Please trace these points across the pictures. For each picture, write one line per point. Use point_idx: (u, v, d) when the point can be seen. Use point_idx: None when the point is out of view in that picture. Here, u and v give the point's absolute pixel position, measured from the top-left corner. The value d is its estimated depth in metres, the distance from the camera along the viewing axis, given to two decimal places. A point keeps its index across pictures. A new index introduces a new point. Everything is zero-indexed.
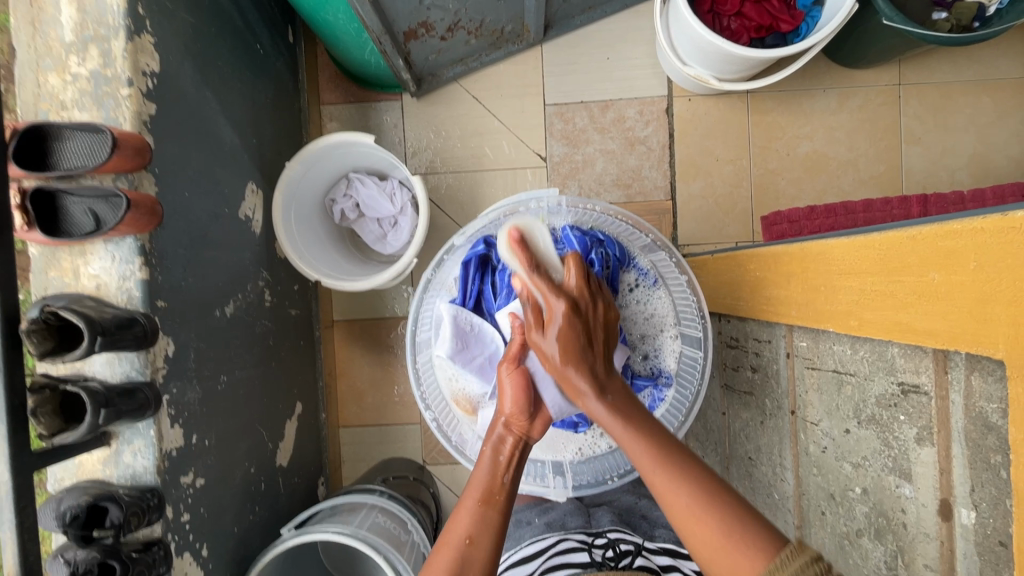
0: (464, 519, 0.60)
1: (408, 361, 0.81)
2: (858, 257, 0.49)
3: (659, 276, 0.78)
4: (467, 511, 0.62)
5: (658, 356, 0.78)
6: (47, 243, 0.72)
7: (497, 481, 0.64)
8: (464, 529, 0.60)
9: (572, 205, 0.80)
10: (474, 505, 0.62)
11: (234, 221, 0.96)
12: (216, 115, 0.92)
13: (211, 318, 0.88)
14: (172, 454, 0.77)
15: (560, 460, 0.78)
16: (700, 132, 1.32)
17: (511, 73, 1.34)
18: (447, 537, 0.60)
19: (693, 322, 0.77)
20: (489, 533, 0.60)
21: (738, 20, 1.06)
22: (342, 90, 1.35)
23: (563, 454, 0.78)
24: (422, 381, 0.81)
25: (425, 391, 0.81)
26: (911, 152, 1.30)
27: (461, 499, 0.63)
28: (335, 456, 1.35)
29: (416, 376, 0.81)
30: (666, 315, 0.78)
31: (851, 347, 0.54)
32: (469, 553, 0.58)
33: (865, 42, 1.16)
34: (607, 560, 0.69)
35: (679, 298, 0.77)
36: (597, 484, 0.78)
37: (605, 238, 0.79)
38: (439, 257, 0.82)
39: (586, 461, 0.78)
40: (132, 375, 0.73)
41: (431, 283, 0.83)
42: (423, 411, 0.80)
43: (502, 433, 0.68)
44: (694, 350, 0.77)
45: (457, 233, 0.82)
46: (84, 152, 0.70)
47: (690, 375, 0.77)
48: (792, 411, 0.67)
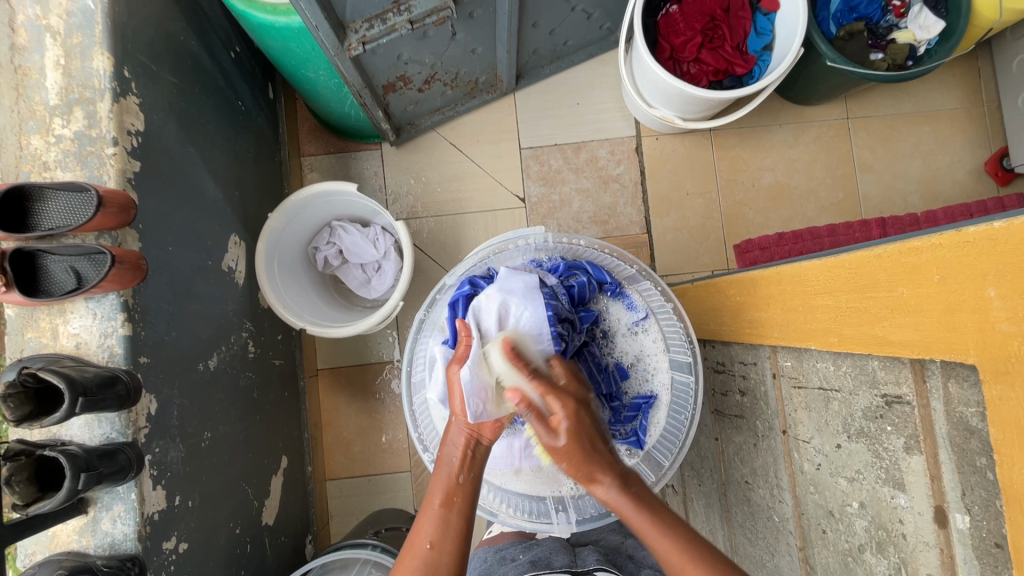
0: (425, 527, 0.60)
1: (404, 405, 0.80)
2: (831, 276, 0.52)
3: (646, 305, 0.81)
4: (429, 517, 0.61)
5: (650, 380, 0.79)
6: (25, 304, 0.70)
7: (456, 485, 0.64)
8: (426, 536, 0.60)
9: (557, 240, 0.83)
10: (435, 510, 0.62)
11: (217, 273, 0.96)
12: (199, 170, 0.93)
13: (195, 373, 0.86)
14: (154, 517, 0.73)
15: (560, 496, 0.77)
16: (669, 168, 1.39)
17: (486, 120, 1.40)
18: (410, 545, 0.60)
19: (682, 346, 0.78)
20: (450, 537, 0.60)
21: (696, 65, 1.14)
22: (323, 142, 1.38)
23: (563, 489, 0.77)
24: (418, 423, 0.81)
25: (422, 433, 0.80)
26: (865, 178, 1.39)
27: (423, 504, 0.63)
28: (324, 511, 1.30)
29: (413, 419, 0.80)
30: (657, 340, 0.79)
31: (834, 363, 0.56)
32: (434, 558, 0.58)
33: (812, 82, 1.26)
34: None
35: (667, 321, 0.80)
36: (599, 517, 0.76)
37: (592, 268, 0.82)
38: (432, 296, 0.84)
39: (586, 496, 0.76)
40: (112, 437, 0.70)
41: (423, 323, 0.84)
42: (421, 453, 0.79)
43: (454, 436, 0.68)
44: (684, 375, 0.78)
45: (449, 273, 0.85)
46: (66, 212, 0.70)
47: (683, 399, 0.78)
48: (784, 431, 0.68)
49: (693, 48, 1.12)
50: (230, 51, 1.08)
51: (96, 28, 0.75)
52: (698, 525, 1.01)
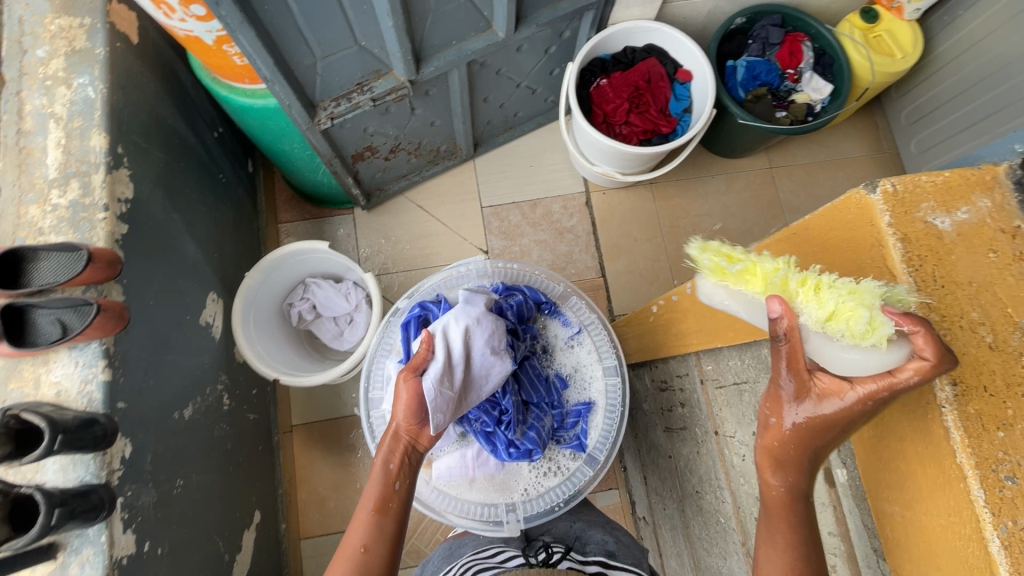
0: (359, 531, 0.67)
1: (363, 421, 0.86)
2: None
3: (579, 320, 0.91)
4: (363, 521, 0.68)
5: (586, 387, 0.87)
6: (12, 355, 0.75)
7: (389, 490, 0.70)
8: (359, 539, 0.67)
9: (496, 267, 0.95)
10: (368, 516, 0.68)
11: (194, 327, 1.02)
12: (181, 233, 1.02)
13: (169, 420, 0.90)
14: (123, 562, 0.75)
15: (511, 499, 0.83)
16: (617, 218, 1.53)
17: (449, 184, 1.54)
18: (344, 547, 0.67)
19: (610, 353, 0.88)
20: (381, 540, 0.67)
21: (627, 127, 1.31)
22: (298, 209, 1.50)
23: (514, 493, 0.83)
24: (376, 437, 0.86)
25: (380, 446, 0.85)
26: (793, 219, 1.55)
27: (357, 510, 0.69)
28: (297, 572, 1.27)
29: (370, 434, 0.86)
30: (591, 351, 0.89)
31: (742, 358, 0.66)
32: (365, 561, 0.66)
33: (731, 138, 1.44)
34: (539, 560, 0.69)
35: (598, 332, 0.89)
36: (547, 513, 0.82)
37: (529, 289, 0.92)
38: (387, 319, 0.92)
39: (534, 496, 0.83)
40: (86, 480, 0.73)
41: (379, 345, 0.91)
42: None
43: (388, 443, 0.73)
44: (614, 378, 0.87)
45: (403, 297, 0.94)
46: (57, 269, 0.77)
47: (616, 400, 0.86)
48: (716, 431, 0.75)
49: (622, 113, 1.30)
50: (213, 131, 1.21)
51: (95, 114, 0.87)
52: (668, 549, 1.04)
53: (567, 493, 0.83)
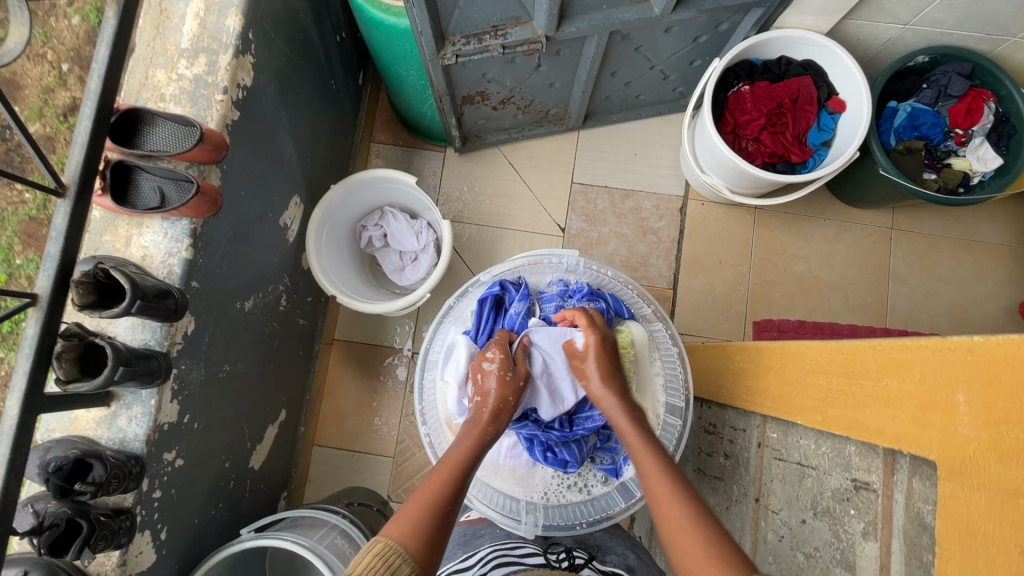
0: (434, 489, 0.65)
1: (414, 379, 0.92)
2: (828, 357, 0.56)
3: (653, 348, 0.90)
4: (438, 481, 0.67)
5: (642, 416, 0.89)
6: (112, 210, 0.79)
7: (462, 465, 0.70)
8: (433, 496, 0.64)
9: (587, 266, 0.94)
10: (444, 479, 0.67)
11: (273, 226, 1.04)
12: (284, 131, 1.03)
13: (231, 308, 0.93)
14: (164, 427, 0.80)
15: (533, 501, 0.86)
16: (707, 234, 1.44)
17: (546, 149, 1.48)
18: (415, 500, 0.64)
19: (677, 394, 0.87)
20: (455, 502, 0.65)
21: (755, 144, 1.20)
22: (394, 133, 1.49)
23: (536, 494, 0.87)
24: (423, 398, 0.91)
25: (425, 407, 0.90)
26: (895, 290, 1.41)
27: (433, 475, 0.68)
28: (304, 472, 1.34)
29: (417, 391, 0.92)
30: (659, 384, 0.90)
31: (816, 442, 0.59)
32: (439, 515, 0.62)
33: (861, 186, 1.30)
34: (561, 563, 0.73)
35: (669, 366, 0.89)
36: (566, 528, 0.84)
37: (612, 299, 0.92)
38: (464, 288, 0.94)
39: (556, 506, 0.86)
40: (149, 344, 0.77)
41: (450, 312, 0.95)
42: (419, 424, 0.90)
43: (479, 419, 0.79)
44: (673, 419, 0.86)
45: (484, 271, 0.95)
46: (169, 139, 0.79)
47: (669, 438, 0.86)
48: (756, 498, 0.71)
49: (754, 127, 1.18)
50: (337, 36, 1.19)
51: None
52: None
53: (592, 515, 0.85)
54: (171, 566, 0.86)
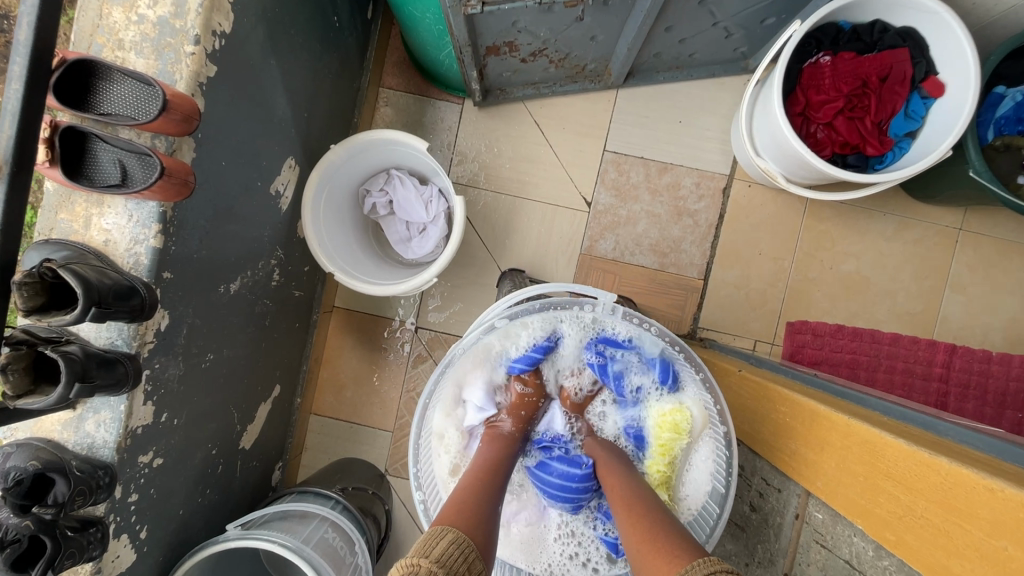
0: (473, 486, 0.71)
1: (411, 439, 0.83)
2: (917, 472, 0.49)
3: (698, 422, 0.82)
4: (472, 482, 0.72)
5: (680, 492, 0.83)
6: (64, 184, 0.66)
7: (490, 465, 0.77)
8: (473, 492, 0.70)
9: (627, 316, 0.83)
10: (478, 478, 0.73)
11: (263, 196, 0.92)
12: (274, 84, 0.87)
13: (213, 294, 0.83)
14: (137, 432, 0.73)
15: (535, 574, 0.84)
16: (750, 221, 1.29)
17: (578, 108, 1.29)
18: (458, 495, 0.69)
19: (722, 478, 0.77)
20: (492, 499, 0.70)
21: (825, 130, 1.03)
22: (406, 78, 1.30)
23: (539, 566, 0.85)
24: (418, 461, 0.84)
25: (420, 471, 0.83)
26: (953, 298, 1.27)
27: (463, 478, 0.73)
28: (300, 442, 1.30)
29: (413, 453, 0.83)
30: (705, 461, 0.81)
31: (876, 550, 0.54)
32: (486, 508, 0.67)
33: (937, 184, 1.13)
34: None
35: (716, 443, 0.81)
36: None
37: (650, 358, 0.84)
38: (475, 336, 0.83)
39: None
40: (117, 344, 0.68)
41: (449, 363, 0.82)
42: (413, 492, 0.81)
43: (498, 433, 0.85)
44: (713, 505, 0.78)
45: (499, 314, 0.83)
46: (131, 103, 0.65)
47: (704, 525, 0.78)
48: (786, 573, 0.65)
49: (829, 111, 1.01)
50: None
51: None
52: None
53: None
54: (153, 561, 0.82)
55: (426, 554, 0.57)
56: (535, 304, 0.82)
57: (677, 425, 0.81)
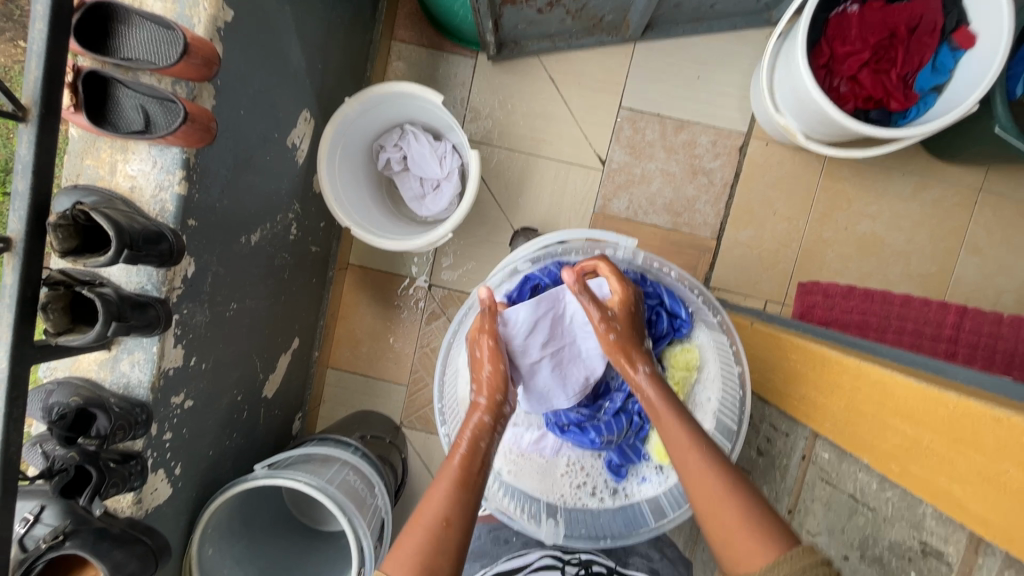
0: (440, 503, 0.62)
1: (435, 378, 0.85)
2: (926, 408, 0.51)
3: (711, 360, 0.85)
4: (443, 492, 0.64)
5: None
6: (90, 130, 0.68)
7: (470, 468, 0.68)
8: (440, 511, 0.62)
9: (646, 260, 0.84)
10: (450, 487, 0.65)
11: (281, 148, 0.92)
12: (290, 32, 0.87)
13: (236, 245, 0.85)
14: (169, 373, 0.76)
15: (553, 504, 0.87)
16: (766, 181, 1.27)
17: (594, 63, 1.27)
18: (420, 517, 0.62)
19: (733, 414, 0.78)
20: (461, 515, 0.63)
21: (849, 84, 1.00)
22: (419, 31, 1.28)
23: (552, 495, 0.88)
24: (443, 395, 0.86)
25: (444, 405, 0.86)
26: (967, 260, 1.26)
27: (436, 482, 0.65)
28: (318, 394, 1.35)
29: (438, 390, 0.86)
30: (711, 399, 0.84)
31: (880, 483, 0.57)
32: (445, 535, 0.60)
33: (962, 141, 1.11)
34: None
35: (725, 381, 0.83)
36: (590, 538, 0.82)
37: (667, 299, 0.86)
38: (501, 278, 0.86)
39: (577, 513, 0.87)
40: (147, 288, 0.71)
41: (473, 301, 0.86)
42: (438, 425, 0.84)
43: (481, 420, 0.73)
44: (724, 441, 0.81)
45: (521, 256, 0.86)
46: (150, 47, 0.65)
47: None
48: (790, 510, 0.69)
49: (855, 62, 0.98)
50: None
51: None
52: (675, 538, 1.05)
53: (615, 531, 0.83)
54: (187, 496, 0.87)
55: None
56: (563, 248, 0.86)
57: (684, 362, 0.86)
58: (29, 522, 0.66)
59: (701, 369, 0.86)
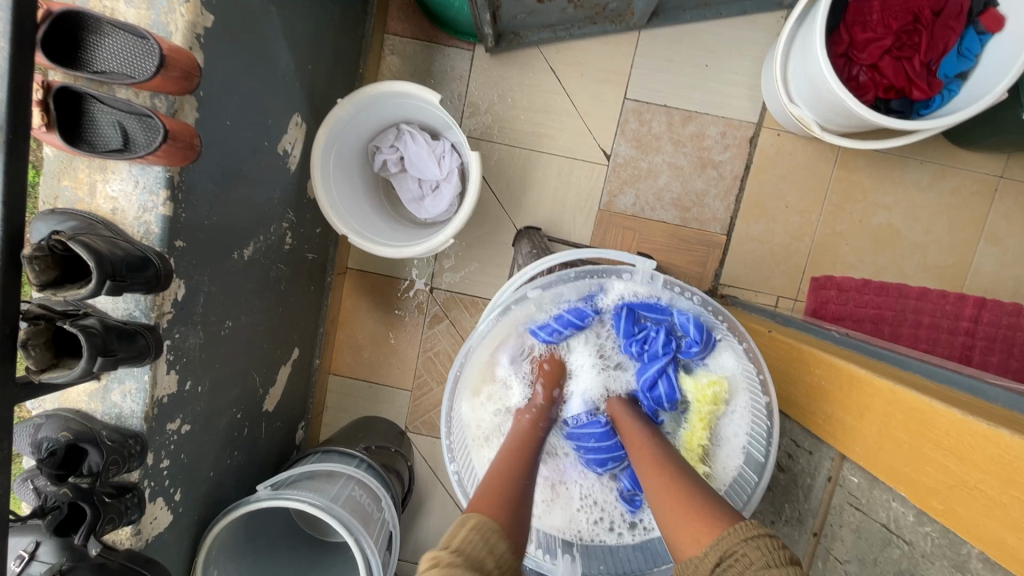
0: (498, 482, 0.64)
1: (444, 411, 0.80)
2: (971, 444, 0.47)
3: (737, 390, 0.80)
4: (499, 474, 0.65)
5: (713, 466, 0.81)
6: (65, 150, 0.63)
7: (520, 457, 0.70)
8: (500, 489, 0.63)
9: (664, 284, 0.78)
10: (505, 473, 0.66)
11: (272, 156, 0.88)
12: (276, 33, 0.81)
13: (228, 261, 0.81)
14: (163, 401, 0.72)
15: (571, 540, 0.84)
16: (778, 172, 1.23)
17: (597, 53, 1.21)
18: (481, 496, 0.62)
19: (762, 446, 0.75)
20: (519, 493, 0.63)
21: (869, 73, 0.95)
22: (412, 23, 1.22)
23: (570, 532, 0.84)
24: (451, 429, 0.81)
25: (453, 440, 0.81)
26: (987, 251, 1.22)
27: (485, 475, 0.66)
28: (320, 402, 1.32)
29: (446, 424, 0.81)
30: (738, 434, 0.80)
31: (916, 516, 0.53)
32: (509, 507, 0.60)
33: (985, 129, 1.06)
34: None
35: (752, 412, 0.79)
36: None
37: (691, 325, 0.80)
38: (506, 307, 0.79)
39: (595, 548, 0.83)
40: (135, 316, 0.67)
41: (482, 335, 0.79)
42: (447, 461, 0.79)
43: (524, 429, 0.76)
44: (752, 475, 0.76)
45: (533, 285, 0.78)
46: (124, 58, 0.60)
47: (739, 493, 0.77)
48: (815, 532, 0.66)
49: (876, 50, 0.93)
50: None
51: None
52: None
53: (638, 568, 0.80)
54: (189, 520, 0.85)
55: (444, 539, 0.55)
56: (573, 273, 0.78)
57: (711, 396, 0.80)
58: (24, 560, 0.65)
59: (729, 403, 0.81)
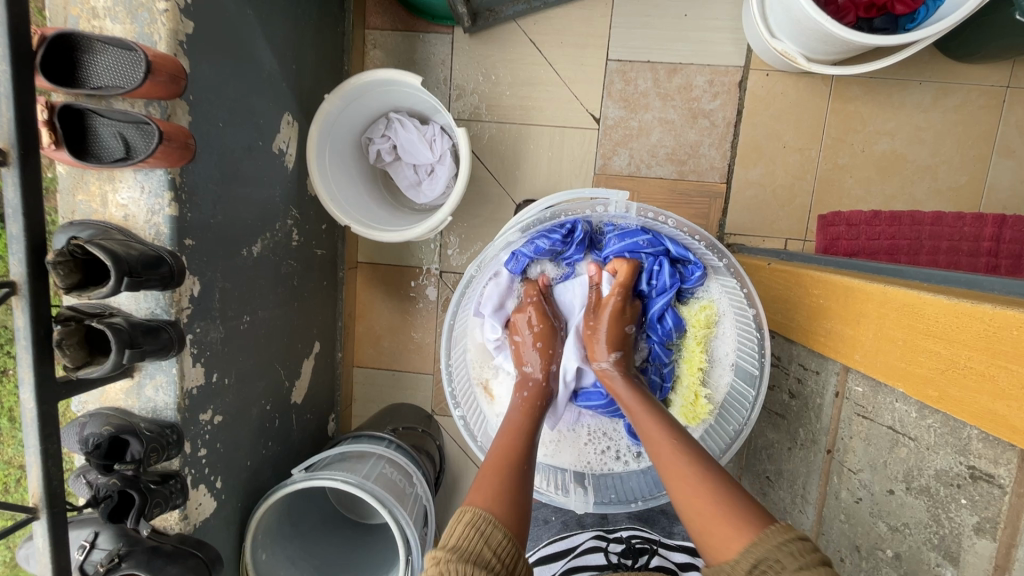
0: (493, 476, 0.61)
1: (442, 360, 0.83)
2: (957, 325, 0.48)
3: (727, 308, 0.82)
4: (493, 469, 0.63)
5: (709, 385, 0.83)
6: (74, 165, 0.68)
7: (519, 443, 0.68)
8: (499, 482, 0.60)
9: (641, 212, 0.78)
10: (502, 464, 0.64)
11: (268, 155, 0.91)
12: (257, 35, 0.85)
13: (238, 258, 0.85)
14: (193, 392, 0.77)
15: (583, 471, 0.86)
16: (771, 113, 1.21)
17: (574, 19, 1.22)
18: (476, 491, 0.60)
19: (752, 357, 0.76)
20: (522, 483, 0.62)
21: None
22: (391, 15, 1.25)
23: (579, 464, 0.87)
24: (453, 378, 0.85)
25: (455, 389, 0.85)
26: (1001, 164, 1.17)
27: (482, 469, 0.64)
28: (348, 394, 1.37)
29: (446, 373, 0.84)
30: (730, 353, 0.82)
31: (919, 412, 0.56)
32: (511, 499, 0.58)
33: (983, 35, 1.02)
34: (622, 561, 0.72)
35: (740, 328, 0.80)
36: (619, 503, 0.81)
37: (673, 248, 0.81)
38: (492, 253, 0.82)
39: (607, 479, 0.85)
40: (157, 312, 0.72)
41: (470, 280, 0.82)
42: (452, 409, 0.84)
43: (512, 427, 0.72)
44: (747, 388, 0.79)
45: (512, 226, 0.81)
46: (116, 72, 0.65)
47: (740, 407, 0.79)
48: (829, 450, 0.69)
49: None
50: None
51: None
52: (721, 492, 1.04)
53: (647, 492, 0.80)
54: (232, 506, 0.90)
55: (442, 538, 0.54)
56: (546, 211, 0.79)
57: (701, 316, 0.82)
58: (86, 549, 0.70)
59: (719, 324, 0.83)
